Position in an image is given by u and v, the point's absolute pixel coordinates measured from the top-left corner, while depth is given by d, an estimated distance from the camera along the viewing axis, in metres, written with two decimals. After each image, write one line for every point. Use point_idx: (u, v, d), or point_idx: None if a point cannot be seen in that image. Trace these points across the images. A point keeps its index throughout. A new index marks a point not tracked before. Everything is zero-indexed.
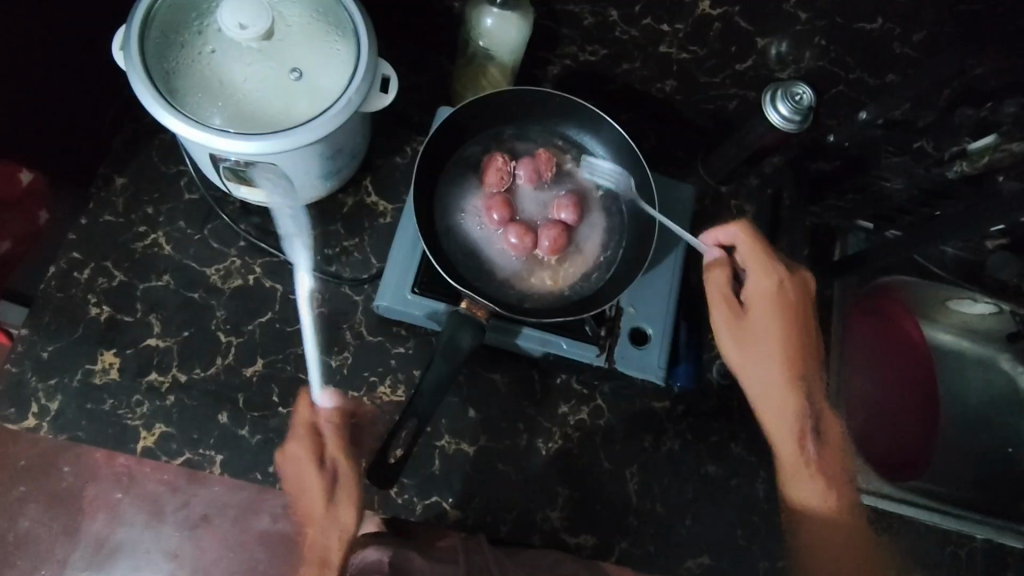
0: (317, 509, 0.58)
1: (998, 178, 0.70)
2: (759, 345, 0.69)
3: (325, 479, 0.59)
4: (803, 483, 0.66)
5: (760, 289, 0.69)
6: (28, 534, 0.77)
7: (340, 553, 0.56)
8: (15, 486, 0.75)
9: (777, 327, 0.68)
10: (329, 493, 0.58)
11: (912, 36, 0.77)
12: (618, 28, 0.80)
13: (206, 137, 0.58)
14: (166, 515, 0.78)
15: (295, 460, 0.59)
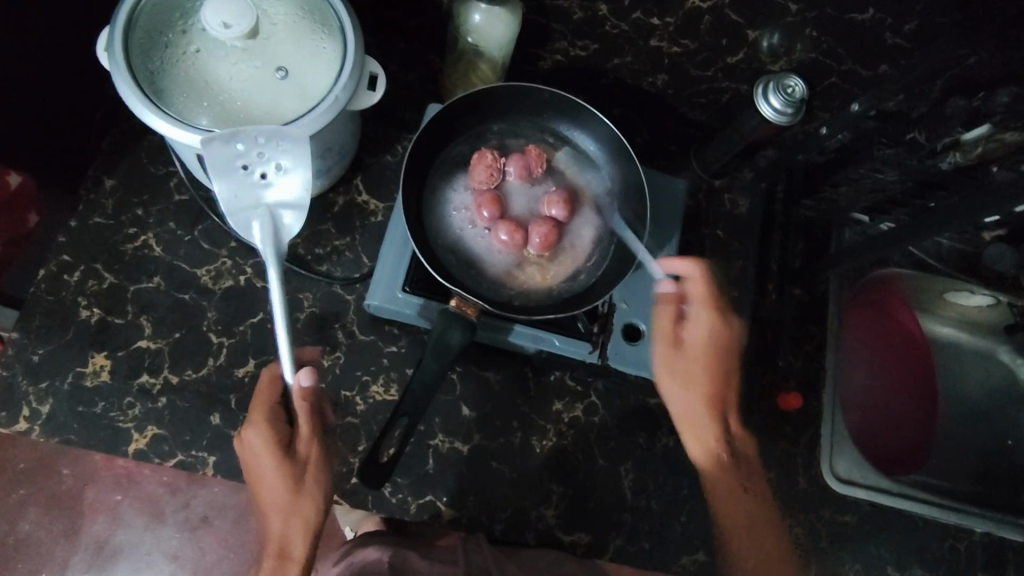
0: (281, 498, 0.57)
1: (992, 168, 0.70)
2: (686, 380, 0.67)
3: (292, 467, 0.58)
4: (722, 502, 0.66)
5: (700, 331, 0.67)
6: (28, 536, 0.84)
7: (302, 546, 0.58)
8: (15, 490, 0.82)
9: (711, 366, 0.67)
10: (296, 483, 0.58)
11: (901, 27, 0.82)
12: (609, 21, 0.83)
13: (192, 137, 0.58)
14: (164, 517, 0.86)
15: (261, 443, 0.57)
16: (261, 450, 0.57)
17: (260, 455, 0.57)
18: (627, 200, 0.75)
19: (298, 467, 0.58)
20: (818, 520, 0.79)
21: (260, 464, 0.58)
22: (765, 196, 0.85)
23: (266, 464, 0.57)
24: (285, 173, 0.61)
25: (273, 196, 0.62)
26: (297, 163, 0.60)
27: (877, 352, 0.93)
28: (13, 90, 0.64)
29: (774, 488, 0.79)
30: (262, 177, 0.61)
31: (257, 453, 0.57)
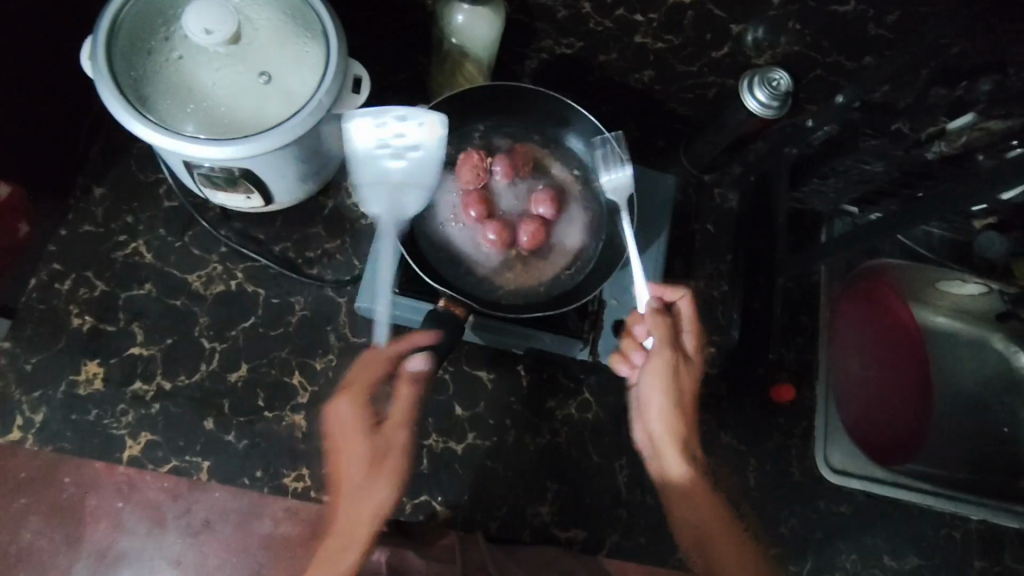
0: (358, 473, 0.55)
1: (978, 156, 0.72)
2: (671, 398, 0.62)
3: (376, 443, 0.56)
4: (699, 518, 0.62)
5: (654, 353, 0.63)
6: (29, 547, 0.68)
7: (368, 530, 0.55)
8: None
9: (690, 383, 0.64)
10: (376, 460, 0.55)
11: (887, 17, 0.72)
12: (592, 19, 0.76)
13: (178, 144, 0.58)
14: (165, 527, 0.73)
15: (353, 410, 0.55)
16: (349, 416, 0.55)
17: (347, 422, 0.55)
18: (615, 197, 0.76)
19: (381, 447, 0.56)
20: (814, 511, 0.79)
21: (344, 431, 0.56)
22: (754, 189, 0.86)
23: (350, 432, 0.55)
24: (419, 150, 0.67)
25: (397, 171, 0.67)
26: (427, 147, 0.67)
27: (874, 342, 0.93)
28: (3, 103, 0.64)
29: (769, 481, 0.79)
30: (394, 151, 0.67)
31: (345, 420, 0.55)
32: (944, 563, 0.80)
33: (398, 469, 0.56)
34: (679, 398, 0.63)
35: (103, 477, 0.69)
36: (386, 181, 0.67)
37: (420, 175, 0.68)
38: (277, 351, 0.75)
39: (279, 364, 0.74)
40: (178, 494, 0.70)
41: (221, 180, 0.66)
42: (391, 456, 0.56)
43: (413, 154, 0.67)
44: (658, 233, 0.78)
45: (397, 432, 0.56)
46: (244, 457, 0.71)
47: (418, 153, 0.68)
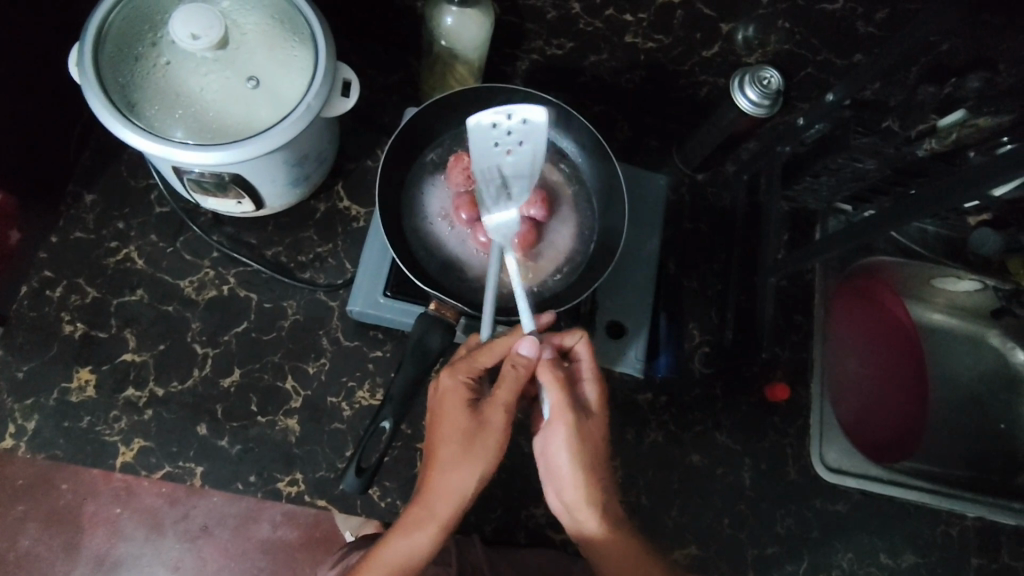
0: (452, 448, 0.56)
1: (968, 153, 0.70)
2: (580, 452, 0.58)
3: (473, 420, 0.57)
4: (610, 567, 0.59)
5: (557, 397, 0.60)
6: (30, 551, 0.87)
7: (450, 509, 0.56)
8: (15, 506, 0.86)
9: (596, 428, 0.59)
10: (467, 440, 0.56)
11: (875, 14, 0.73)
12: (582, 19, 0.78)
13: (167, 150, 0.58)
14: (164, 530, 0.88)
15: (461, 385, 0.58)
16: (456, 389, 0.58)
17: (453, 395, 0.58)
18: (607, 197, 0.75)
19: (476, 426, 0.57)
20: (810, 510, 0.79)
21: (448, 405, 0.58)
22: (748, 187, 0.87)
23: (454, 405, 0.58)
24: (523, 147, 0.63)
25: (512, 166, 0.64)
26: (536, 140, 0.63)
27: (868, 341, 0.93)
28: None
29: (764, 480, 0.79)
30: (501, 146, 0.63)
31: (454, 392, 0.58)
32: (941, 561, 0.80)
33: (490, 451, 0.56)
34: (586, 453, 0.58)
35: None
36: (480, 172, 0.64)
37: (520, 174, 0.64)
38: (270, 356, 0.74)
39: (272, 369, 0.74)
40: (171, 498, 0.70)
41: (211, 186, 0.66)
42: (483, 436, 0.56)
43: (518, 148, 0.63)
44: (650, 233, 0.78)
45: (497, 415, 0.57)
46: (237, 463, 0.70)
47: (524, 148, 0.63)
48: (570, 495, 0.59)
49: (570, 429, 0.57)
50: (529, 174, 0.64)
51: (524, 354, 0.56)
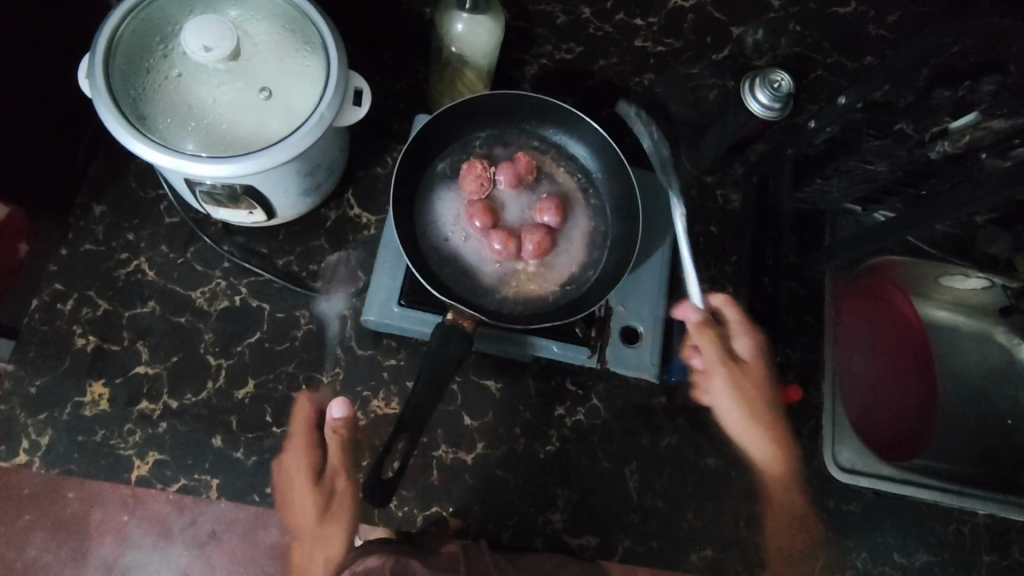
0: (309, 521, 0.65)
1: (980, 155, 0.70)
2: (753, 399, 0.75)
3: (320, 479, 0.67)
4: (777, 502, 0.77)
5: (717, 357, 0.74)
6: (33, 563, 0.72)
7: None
8: (20, 515, 0.71)
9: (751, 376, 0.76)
10: (323, 509, 0.66)
11: (887, 17, 0.82)
12: (592, 23, 0.83)
13: (179, 163, 0.57)
14: (173, 535, 0.72)
15: (301, 463, 0.67)
16: (298, 469, 0.68)
17: (297, 474, 0.68)
18: (621, 205, 0.75)
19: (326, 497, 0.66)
20: (822, 510, 0.79)
21: (296, 487, 0.67)
22: (758, 188, 0.86)
23: (299, 488, 0.67)
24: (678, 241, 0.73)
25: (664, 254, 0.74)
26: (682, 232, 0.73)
27: (878, 339, 0.94)
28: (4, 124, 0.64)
29: None
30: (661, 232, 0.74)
31: (294, 473, 0.68)
32: (954, 559, 0.80)
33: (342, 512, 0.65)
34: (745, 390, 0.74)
35: (108, 492, 0.70)
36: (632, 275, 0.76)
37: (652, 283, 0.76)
38: (284, 366, 0.74)
39: (287, 379, 0.74)
40: (183, 507, 0.72)
41: (223, 197, 0.65)
42: (324, 489, 0.66)
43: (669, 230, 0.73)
44: (664, 234, 0.77)
45: (340, 478, 0.67)
46: (253, 475, 0.70)
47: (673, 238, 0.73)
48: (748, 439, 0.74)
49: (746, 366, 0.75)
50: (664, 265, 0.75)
51: (338, 416, 0.67)
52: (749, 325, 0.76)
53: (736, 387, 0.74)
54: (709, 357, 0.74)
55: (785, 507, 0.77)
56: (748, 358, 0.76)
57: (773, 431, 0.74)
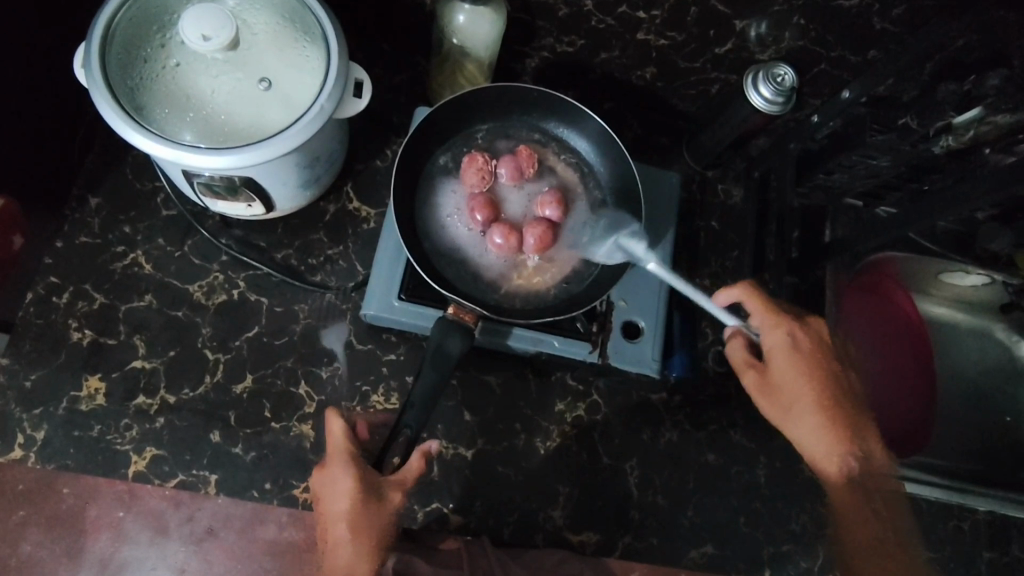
0: (355, 528, 0.54)
1: (985, 150, 0.68)
2: (803, 411, 0.64)
3: (372, 504, 0.55)
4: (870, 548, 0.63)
5: (770, 344, 0.66)
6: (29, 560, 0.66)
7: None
8: (14, 511, 0.66)
9: (810, 364, 0.65)
10: (373, 518, 0.54)
11: (891, 11, 0.79)
12: (595, 17, 0.81)
13: (177, 153, 0.56)
14: (170, 530, 0.68)
15: (353, 467, 0.56)
16: (342, 496, 0.55)
17: (340, 501, 0.55)
18: (615, 217, 0.71)
19: (376, 510, 0.55)
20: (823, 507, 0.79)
21: (336, 518, 0.54)
22: (759, 186, 0.87)
23: (343, 520, 0.54)
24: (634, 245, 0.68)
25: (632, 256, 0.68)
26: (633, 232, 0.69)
27: (880, 339, 0.93)
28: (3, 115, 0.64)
29: (779, 478, 0.79)
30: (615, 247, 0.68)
31: (334, 501, 0.55)
32: (953, 556, 0.80)
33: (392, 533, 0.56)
34: (801, 379, 0.65)
35: (101, 488, 0.68)
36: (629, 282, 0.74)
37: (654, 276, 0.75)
38: (283, 361, 0.73)
39: (285, 374, 0.73)
40: (179, 503, 0.68)
41: (221, 189, 0.64)
42: (383, 509, 0.55)
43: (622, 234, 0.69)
44: (666, 229, 0.76)
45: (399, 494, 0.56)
46: (251, 470, 0.70)
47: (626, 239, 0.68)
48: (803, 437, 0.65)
49: (801, 353, 0.65)
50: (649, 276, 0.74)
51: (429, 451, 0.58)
52: (778, 322, 0.66)
53: (775, 403, 0.66)
54: (749, 379, 0.67)
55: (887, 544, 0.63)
56: (788, 362, 0.65)
57: (836, 447, 0.64)
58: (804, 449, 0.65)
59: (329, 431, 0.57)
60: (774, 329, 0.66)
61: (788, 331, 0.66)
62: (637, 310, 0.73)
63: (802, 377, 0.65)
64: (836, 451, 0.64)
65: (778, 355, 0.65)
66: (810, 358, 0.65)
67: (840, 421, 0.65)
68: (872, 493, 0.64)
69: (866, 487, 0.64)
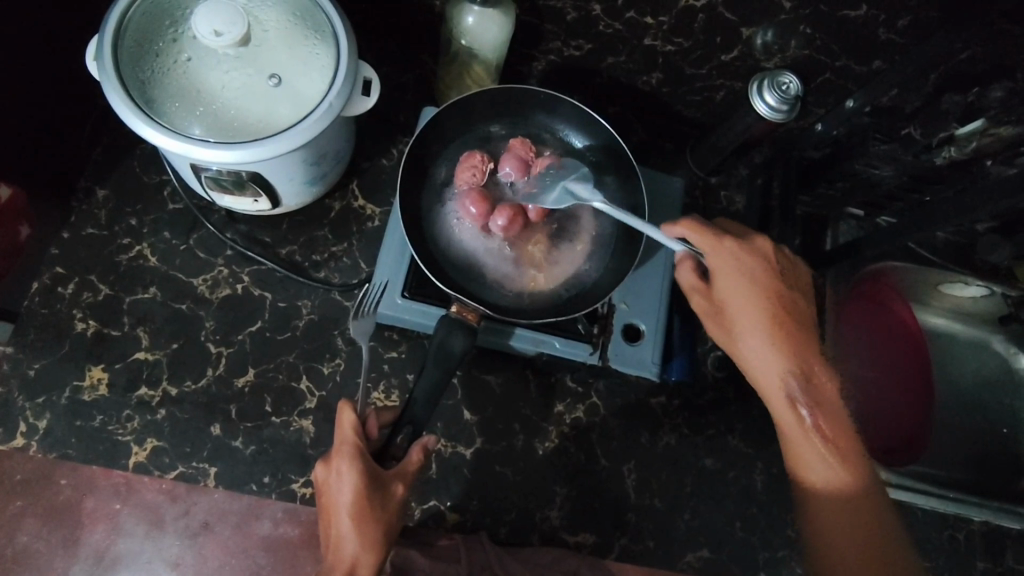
0: (358, 521, 0.54)
1: (986, 162, 0.73)
2: (750, 337, 0.61)
3: (376, 498, 0.55)
4: (821, 484, 0.59)
5: (718, 271, 0.62)
6: (27, 550, 0.66)
7: None
8: (10, 502, 0.67)
9: (761, 294, 0.61)
10: (378, 512, 0.55)
11: (898, 21, 0.74)
12: (601, 22, 0.79)
13: (185, 146, 0.57)
14: (166, 524, 0.68)
15: (359, 458, 0.56)
16: (347, 489, 0.55)
17: (344, 494, 0.55)
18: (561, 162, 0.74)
19: (381, 503, 0.55)
20: None
21: (340, 512, 0.54)
22: (761, 192, 0.87)
23: (347, 513, 0.54)
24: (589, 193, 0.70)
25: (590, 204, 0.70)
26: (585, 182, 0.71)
27: (867, 339, 0.93)
28: (15, 106, 0.65)
29: (776, 484, 0.79)
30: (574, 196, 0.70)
31: (339, 494, 0.55)
32: (947, 565, 0.80)
33: (395, 526, 0.56)
34: (750, 308, 0.61)
35: (99, 480, 0.68)
36: (633, 288, 0.74)
37: (654, 275, 0.75)
38: (285, 356, 0.74)
39: (287, 369, 0.73)
40: (177, 497, 0.69)
41: (228, 183, 0.65)
42: (387, 503, 0.56)
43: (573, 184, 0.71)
44: None
45: (403, 487, 0.57)
46: (251, 464, 0.70)
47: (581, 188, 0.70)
48: (765, 374, 0.61)
49: (749, 279, 0.62)
50: (643, 287, 0.74)
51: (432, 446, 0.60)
52: (721, 245, 0.62)
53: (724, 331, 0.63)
54: (697, 306, 0.64)
55: (845, 475, 0.59)
56: (734, 283, 0.62)
57: (788, 372, 0.60)
58: (760, 382, 0.62)
59: (339, 424, 0.57)
60: (720, 249, 0.62)
61: (735, 250, 0.62)
62: (638, 312, 0.73)
63: (757, 306, 0.61)
64: (790, 383, 0.60)
65: (727, 281, 0.62)
66: (763, 287, 0.62)
67: (802, 357, 0.61)
68: (831, 422, 0.60)
69: (822, 415, 0.60)
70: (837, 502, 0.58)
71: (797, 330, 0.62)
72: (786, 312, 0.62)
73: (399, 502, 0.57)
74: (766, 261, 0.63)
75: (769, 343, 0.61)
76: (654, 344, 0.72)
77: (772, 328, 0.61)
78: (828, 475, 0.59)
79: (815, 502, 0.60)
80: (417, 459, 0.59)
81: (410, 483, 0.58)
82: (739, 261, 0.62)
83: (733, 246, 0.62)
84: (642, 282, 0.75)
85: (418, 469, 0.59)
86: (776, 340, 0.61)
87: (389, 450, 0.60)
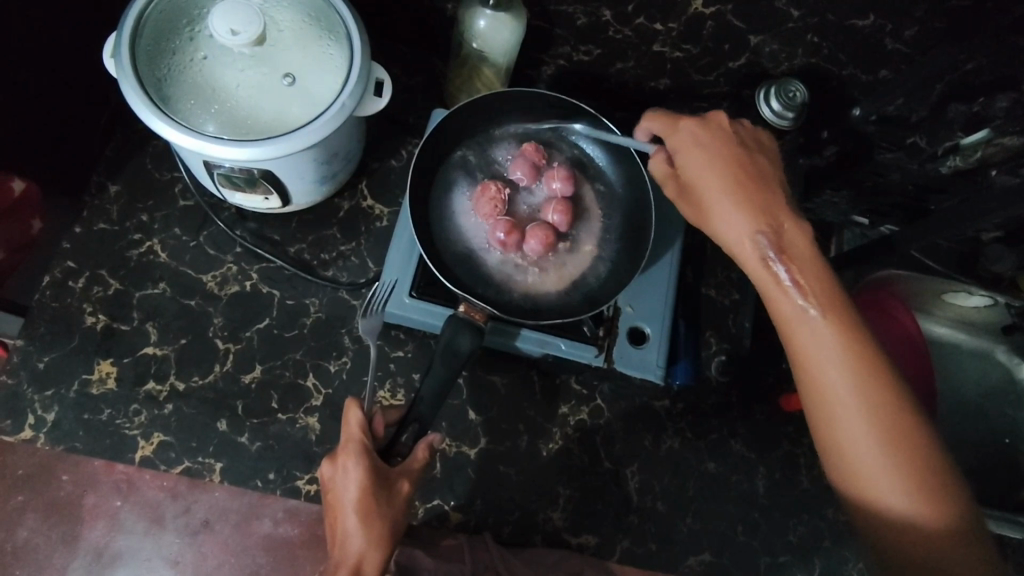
0: (364, 516, 0.54)
1: (991, 171, 0.73)
2: (717, 197, 0.59)
3: (381, 494, 0.56)
4: (827, 378, 0.52)
5: (685, 148, 0.62)
6: (27, 545, 0.67)
7: None
8: (12, 496, 0.67)
9: (732, 169, 0.60)
10: (384, 508, 0.55)
11: (905, 32, 0.79)
12: (611, 28, 0.80)
13: (200, 144, 0.57)
14: (166, 521, 0.69)
15: (365, 453, 0.56)
16: (353, 486, 0.55)
17: (348, 491, 0.55)
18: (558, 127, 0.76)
19: (386, 499, 0.56)
20: (823, 521, 0.79)
21: (345, 509, 0.55)
22: None
23: (353, 509, 0.54)
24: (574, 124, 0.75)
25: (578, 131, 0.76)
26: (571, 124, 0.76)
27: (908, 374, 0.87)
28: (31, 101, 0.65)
29: (778, 490, 0.79)
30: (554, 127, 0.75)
31: (344, 491, 0.55)
32: None
33: (400, 523, 0.56)
34: (722, 180, 0.59)
35: (103, 475, 0.69)
36: (638, 292, 0.75)
37: (659, 279, 0.76)
38: (292, 353, 0.74)
39: (293, 366, 0.74)
40: (179, 493, 0.69)
41: (240, 181, 0.66)
42: (393, 501, 0.56)
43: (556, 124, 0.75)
44: (674, 242, 0.77)
45: (408, 484, 0.58)
46: (256, 462, 0.70)
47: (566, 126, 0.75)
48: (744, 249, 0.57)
49: (722, 155, 0.61)
50: (649, 292, 0.75)
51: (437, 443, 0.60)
52: (680, 124, 0.63)
53: (697, 211, 0.61)
54: (670, 191, 0.62)
55: (850, 358, 0.52)
56: (694, 155, 0.61)
57: (761, 239, 0.57)
58: (735, 252, 0.58)
59: (345, 421, 0.58)
60: (678, 132, 0.63)
61: (691, 125, 0.63)
62: (644, 315, 0.74)
63: (725, 177, 0.60)
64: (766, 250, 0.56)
65: (695, 158, 0.61)
66: (734, 160, 0.61)
67: (782, 229, 0.58)
68: (824, 297, 0.54)
69: (800, 269, 0.56)
70: (833, 362, 0.52)
71: (762, 196, 0.59)
72: (748, 172, 0.61)
73: (404, 500, 0.57)
74: (730, 138, 0.62)
75: (742, 212, 0.58)
76: (664, 346, 0.73)
77: (744, 198, 0.59)
78: (829, 357, 0.52)
79: (822, 402, 0.52)
80: (423, 458, 0.59)
81: (415, 481, 0.59)
82: (700, 136, 0.62)
83: (700, 126, 0.63)
84: (649, 287, 0.75)
85: (422, 467, 0.59)
86: (748, 209, 0.58)
87: (392, 448, 0.61)
